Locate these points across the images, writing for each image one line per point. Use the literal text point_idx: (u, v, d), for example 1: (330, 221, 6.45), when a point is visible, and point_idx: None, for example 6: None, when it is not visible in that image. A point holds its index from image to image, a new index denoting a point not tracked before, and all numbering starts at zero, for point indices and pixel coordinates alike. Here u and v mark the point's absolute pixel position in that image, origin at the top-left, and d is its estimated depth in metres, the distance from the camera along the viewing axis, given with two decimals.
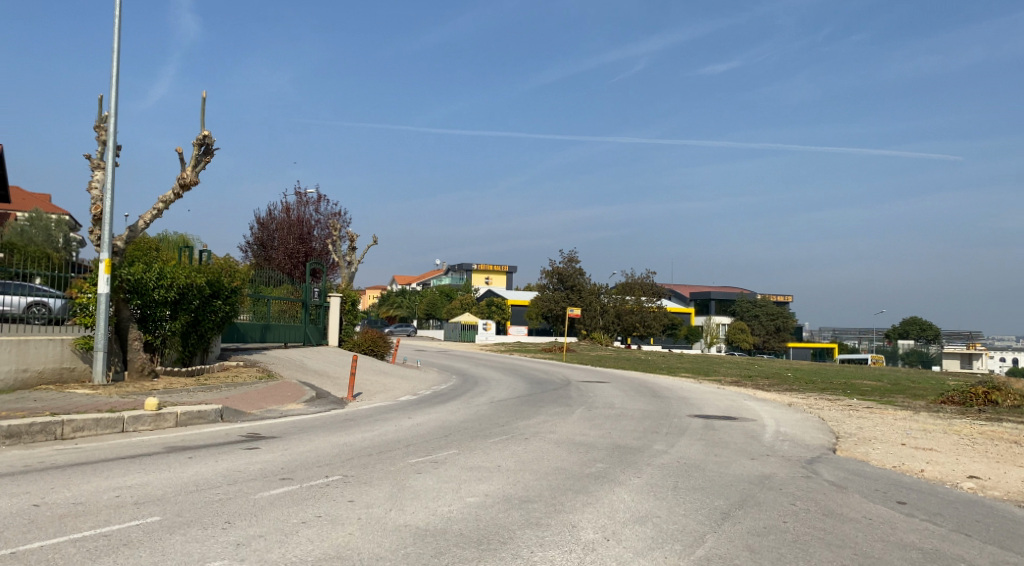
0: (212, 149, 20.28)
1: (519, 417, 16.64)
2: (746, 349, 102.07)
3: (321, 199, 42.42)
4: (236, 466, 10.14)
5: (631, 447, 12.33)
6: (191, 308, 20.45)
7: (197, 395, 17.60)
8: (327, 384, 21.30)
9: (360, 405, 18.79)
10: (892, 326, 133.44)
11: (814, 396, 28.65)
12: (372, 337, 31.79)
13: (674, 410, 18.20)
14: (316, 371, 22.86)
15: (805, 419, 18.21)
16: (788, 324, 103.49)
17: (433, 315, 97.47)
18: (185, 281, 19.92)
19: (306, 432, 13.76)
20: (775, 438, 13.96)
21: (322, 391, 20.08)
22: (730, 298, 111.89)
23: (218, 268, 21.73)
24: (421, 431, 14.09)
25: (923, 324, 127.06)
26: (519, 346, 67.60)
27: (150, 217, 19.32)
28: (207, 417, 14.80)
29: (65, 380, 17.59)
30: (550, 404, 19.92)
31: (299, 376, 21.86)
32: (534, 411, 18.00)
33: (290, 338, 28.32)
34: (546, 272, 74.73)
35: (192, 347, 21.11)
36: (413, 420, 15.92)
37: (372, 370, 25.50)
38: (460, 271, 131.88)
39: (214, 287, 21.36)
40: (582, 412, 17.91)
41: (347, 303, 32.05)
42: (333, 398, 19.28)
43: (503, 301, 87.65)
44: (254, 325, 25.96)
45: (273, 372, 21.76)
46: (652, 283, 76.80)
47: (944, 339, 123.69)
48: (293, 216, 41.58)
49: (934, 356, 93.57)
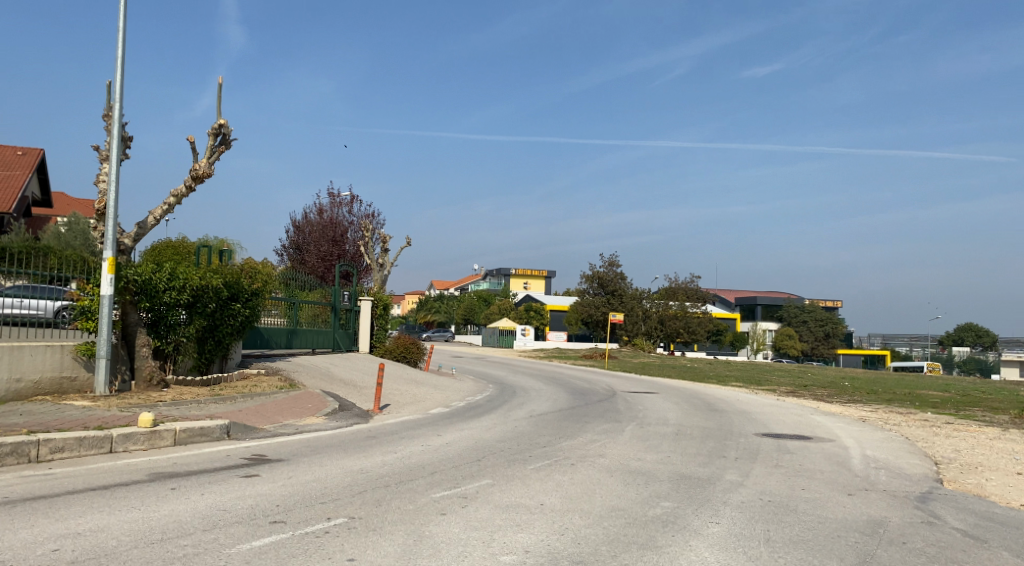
0: (230, 138, 18.63)
1: (563, 436, 14.68)
2: (794, 356, 98.94)
3: (355, 200, 40.86)
4: (222, 503, 8.34)
5: (699, 478, 10.35)
6: (207, 311, 18.83)
7: (208, 408, 15.91)
8: (353, 394, 19.54)
9: (386, 419, 16.96)
10: (946, 333, 129.08)
11: (885, 409, 26.30)
12: (405, 343, 29.99)
13: (739, 428, 16.11)
14: (342, 380, 21.13)
15: (888, 438, 16.06)
16: (837, 330, 100.31)
17: (472, 320, 95.68)
18: (200, 283, 18.30)
19: (319, 454, 11.95)
20: (867, 466, 11.87)
21: (347, 402, 18.31)
22: (776, 303, 108.67)
23: (238, 269, 20.09)
24: (451, 454, 12.19)
25: (978, 331, 122.65)
26: (559, 352, 65.54)
27: (160, 213, 17.74)
28: (211, 434, 13.10)
29: (65, 391, 16.02)
30: (599, 419, 17.87)
31: (323, 385, 20.15)
32: (579, 428, 16.00)
33: (317, 344, 26.58)
34: (586, 276, 72.61)
35: (209, 354, 19.48)
36: (442, 438, 14.01)
37: (404, 379, 23.71)
38: (499, 275, 130.32)
39: (233, 289, 19.71)
40: (634, 430, 15.86)
41: (380, 307, 30.24)
42: (358, 411, 17.47)
43: (543, 306, 85.62)
44: (280, 330, 24.30)
45: (295, 381, 20.04)
46: (697, 287, 74.48)
47: (1001, 346, 119.21)
48: (326, 217, 40.12)
49: (994, 363, 89.66)
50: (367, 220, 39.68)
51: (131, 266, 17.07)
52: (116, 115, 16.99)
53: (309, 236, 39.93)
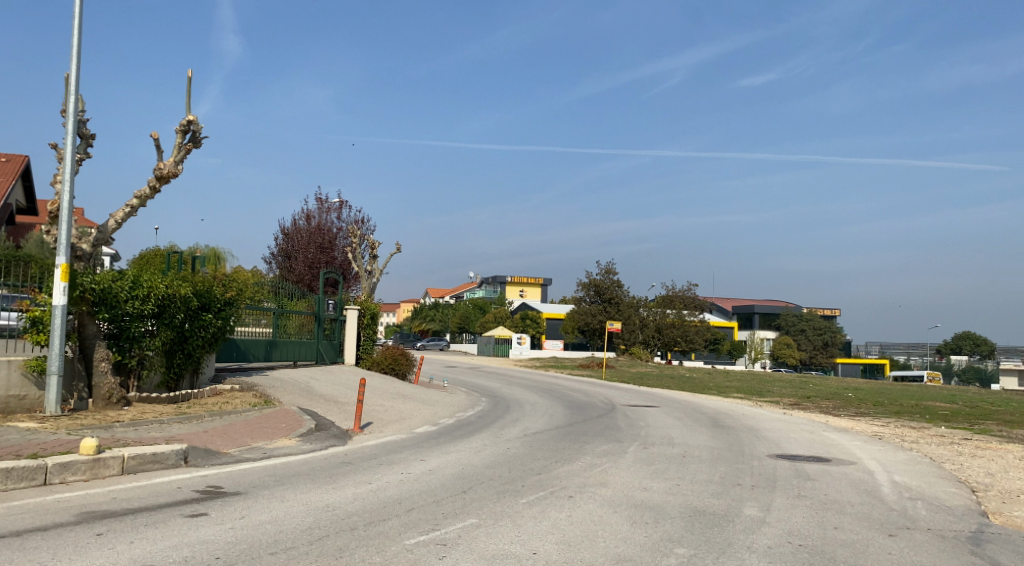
0: (200, 137, 17.31)
1: (558, 461, 13.28)
2: (792, 365, 97.64)
3: (344, 206, 39.59)
4: (150, 557, 6.96)
5: (715, 514, 8.99)
6: (175, 323, 17.46)
7: (169, 429, 14.52)
8: (332, 412, 18.13)
9: (366, 439, 15.54)
10: (944, 341, 127.94)
11: (897, 423, 24.94)
12: (393, 355, 28.55)
13: (751, 450, 14.74)
14: (323, 396, 19.70)
15: (913, 459, 14.69)
16: (836, 339, 98.95)
17: (466, 328, 94.25)
18: (166, 291, 16.93)
19: (283, 485, 10.55)
20: (901, 495, 10.53)
21: (325, 421, 16.89)
22: (774, 312, 107.33)
23: (209, 277, 18.68)
24: (433, 484, 10.80)
25: (976, 339, 121.44)
26: (554, 361, 64.14)
27: (122, 216, 16.37)
28: (165, 461, 11.72)
29: (12, 410, 14.78)
30: (598, 439, 16.44)
31: (302, 402, 18.74)
32: (577, 450, 14.62)
33: (300, 356, 25.15)
34: (581, 284, 71.35)
35: (179, 368, 18.09)
36: (426, 464, 12.59)
37: (390, 393, 22.30)
38: (494, 284, 128.83)
39: (204, 299, 18.34)
40: (637, 453, 14.45)
41: (367, 318, 28.81)
42: (336, 431, 16.05)
43: (538, 314, 84.26)
44: (258, 342, 22.86)
45: (272, 398, 18.61)
46: (694, 296, 73.05)
47: (1000, 355, 118.09)
48: (314, 224, 38.83)
49: (994, 372, 88.43)
50: (357, 227, 38.37)
51: (89, 273, 15.73)
52: (72, 109, 15.66)
53: (297, 244, 38.61)
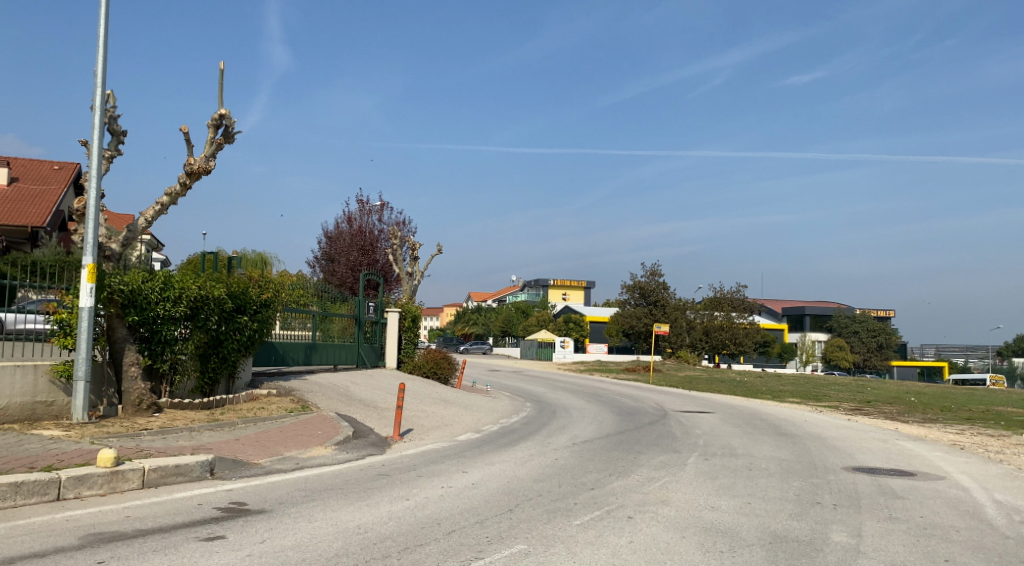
0: (233, 132, 16.55)
1: (613, 474, 12.18)
2: (846, 368, 94.92)
3: (385, 207, 38.84)
4: None
5: (799, 541, 7.84)
6: (209, 326, 16.67)
7: (199, 437, 13.72)
8: (371, 418, 17.24)
9: (406, 448, 14.60)
10: (1005, 343, 123.54)
11: (971, 430, 23.33)
12: (435, 358, 27.63)
13: (824, 463, 13.47)
14: (362, 401, 18.83)
15: (1005, 473, 13.33)
16: (892, 340, 96.02)
17: (509, 332, 93.28)
18: (199, 292, 16.16)
19: (312, 502, 9.63)
20: (1009, 518, 9.24)
21: (363, 428, 16.00)
22: (825, 313, 104.62)
23: (245, 278, 17.90)
24: (476, 502, 9.77)
25: None
26: (599, 365, 62.95)
27: (152, 214, 15.66)
28: (190, 474, 10.88)
29: (39, 418, 14.06)
30: (653, 449, 15.29)
31: (340, 407, 17.89)
32: (631, 462, 13.50)
33: (340, 360, 24.36)
34: (626, 286, 70.02)
35: (215, 373, 17.33)
36: (469, 477, 11.57)
37: (432, 398, 21.38)
38: (537, 287, 127.88)
39: (240, 300, 17.53)
40: (697, 466, 13.28)
41: (408, 320, 27.97)
42: (374, 439, 15.13)
43: (582, 317, 83.01)
44: (298, 345, 22.09)
45: (309, 403, 17.78)
46: (743, 298, 70.87)
47: None
48: (356, 225, 38.13)
49: None
50: (398, 228, 37.56)
51: (117, 274, 15.01)
52: (98, 104, 15.01)
53: (338, 246, 37.97)
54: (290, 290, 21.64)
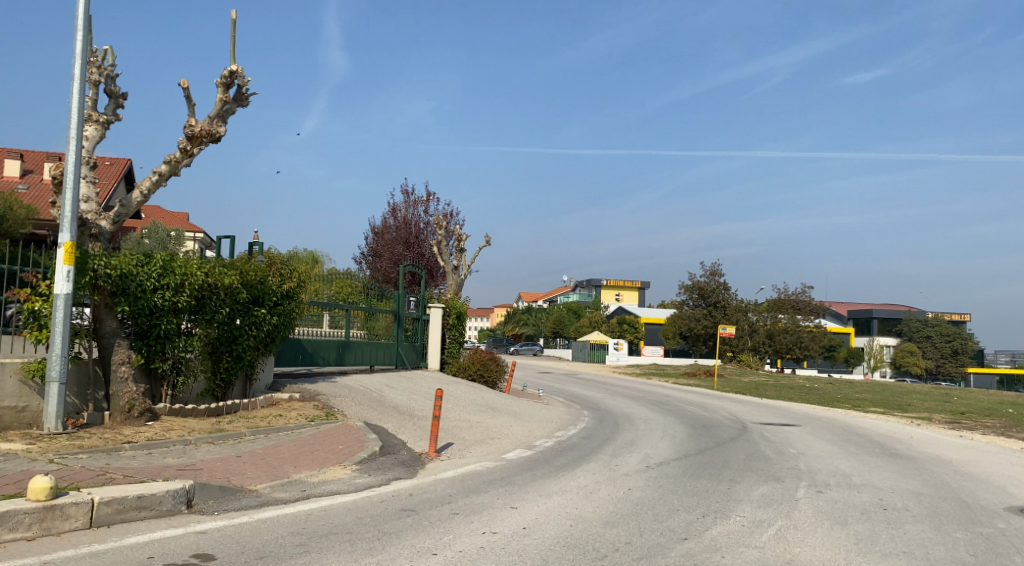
0: (246, 94, 14.12)
1: (708, 517, 9.41)
2: (917, 375, 90.12)
3: (431, 199, 36.32)
4: None
5: None
6: (218, 319, 13.88)
7: (192, 454, 10.79)
8: (405, 430, 14.61)
9: (442, 469, 11.91)
10: None
11: None
12: (483, 359, 24.95)
13: (985, 515, 10.51)
14: (396, 409, 16.23)
15: None
16: (966, 346, 91.09)
17: (561, 333, 90.36)
18: (205, 280, 13.42)
19: (307, 558, 7.03)
20: None
21: (394, 443, 13.35)
22: (894, 317, 99.84)
23: (264, 265, 15.08)
24: (534, 562, 7.11)
25: None
26: (656, 368, 59.74)
27: (150, 187, 13.16)
28: (157, 508, 8.25)
29: (8, 426, 11.67)
30: (747, 478, 12.38)
31: (370, 416, 15.27)
32: (728, 499, 10.69)
33: (377, 361, 21.80)
34: (684, 286, 66.73)
35: (229, 373, 14.43)
36: (521, 519, 8.84)
37: (479, 406, 18.69)
38: (590, 287, 124.83)
39: (257, 290, 14.66)
40: (815, 509, 10.36)
41: (453, 317, 25.36)
42: (406, 457, 12.47)
43: (636, 318, 79.80)
44: (329, 343, 19.45)
45: (335, 409, 15.17)
46: (808, 299, 67.35)
47: None
48: (400, 218, 35.68)
49: None
50: (446, 220, 34.97)
51: (102, 254, 12.37)
52: (79, 53, 12.35)
53: (382, 240, 35.58)
54: (318, 282, 19.01)
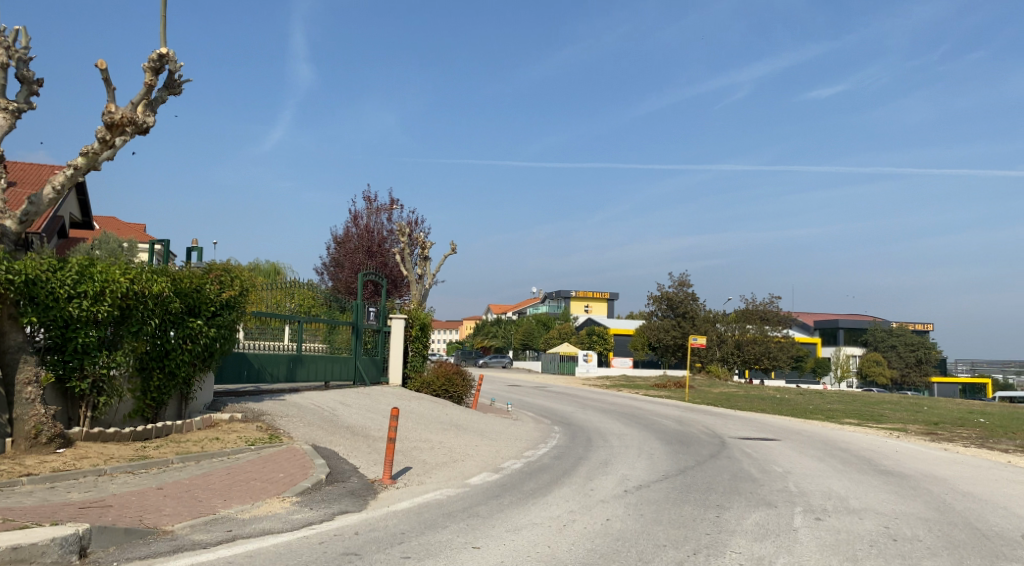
0: (178, 77, 12.52)
1: (701, 555, 8.15)
2: (883, 384, 89.99)
3: (394, 206, 34.93)
4: None
5: None
6: (147, 331, 12.38)
7: (104, 487, 9.22)
8: (358, 453, 13.21)
9: (397, 500, 10.55)
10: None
11: None
12: (447, 373, 23.56)
13: (1007, 548, 9.38)
14: (349, 429, 14.82)
15: None
16: (931, 355, 91.23)
17: (530, 345, 89.15)
18: (129, 287, 11.92)
19: None
20: None
21: (344, 469, 11.96)
22: (860, 327, 99.94)
23: (200, 272, 13.61)
24: None
25: None
26: (626, 380, 58.63)
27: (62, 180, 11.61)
28: (41, 560, 6.80)
29: None
30: (736, 503, 11.14)
31: (320, 438, 13.85)
32: (719, 532, 9.45)
33: (333, 376, 20.35)
34: (653, 297, 65.84)
35: (161, 392, 12.95)
36: (486, 562, 7.50)
37: (442, 424, 17.33)
38: (559, 299, 123.82)
39: (192, 300, 13.22)
40: (818, 542, 9.14)
41: (416, 328, 23.88)
42: (357, 485, 11.08)
43: (605, 330, 78.74)
44: (278, 358, 17.96)
45: (280, 431, 13.72)
46: (776, 309, 66.42)
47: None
48: (362, 226, 34.28)
49: None
50: (410, 228, 33.58)
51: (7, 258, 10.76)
52: None
53: (343, 249, 34.18)
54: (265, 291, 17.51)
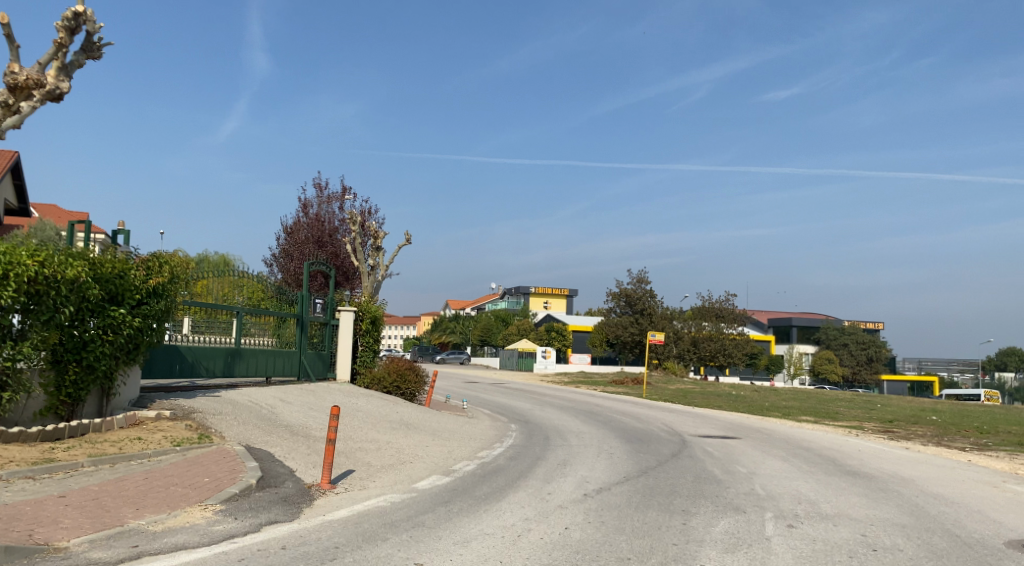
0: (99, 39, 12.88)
1: None
2: (835, 382, 90.78)
3: (347, 194, 33.74)
4: None
5: None
6: (60, 320, 11.24)
7: None
8: (297, 455, 12.22)
9: (335, 507, 9.59)
10: (985, 360, 121.77)
11: None
12: (399, 369, 22.56)
13: (995, 559, 8.70)
14: (289, 429, 13.80)
15: None
16: (881, 353, 92.26)
17: (488, 341, 88.32)
18: (37, 271, 10.79)
19: None
20: None
21: (279, 472, 10.97)
22: (813, 325, 100.82)
23: (121, 256, 12.46)
24: None
25: (1020, 355, 119.22)
26: (583, 376, 58.03)
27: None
28: None
29: None
30: (703, 508, 10.37)
31: (256, 438, 12.81)
32: (687, 542, 8.64)
33: (276, 372, 19.25)
34: (611, 293, 65.39)
35: (77, 387, 11.81)
36: None
37: (391, 423, 16.37)
38: (516, 295, 123.17)
39: (114, 286, 12.09)
40: (795, 553, 8.37)
41: (366, 322, 22.77)
42: (291, 491, 10.10)
43: (563, 326, 78.14)
44: (215, 351, 16.83)
45: (212, 431, 12.67)
46: (732, 307, 65.90)
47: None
48: (313, 215, 33.03)
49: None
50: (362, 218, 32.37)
51: None
52: None
53: (293, 239, 32.92)
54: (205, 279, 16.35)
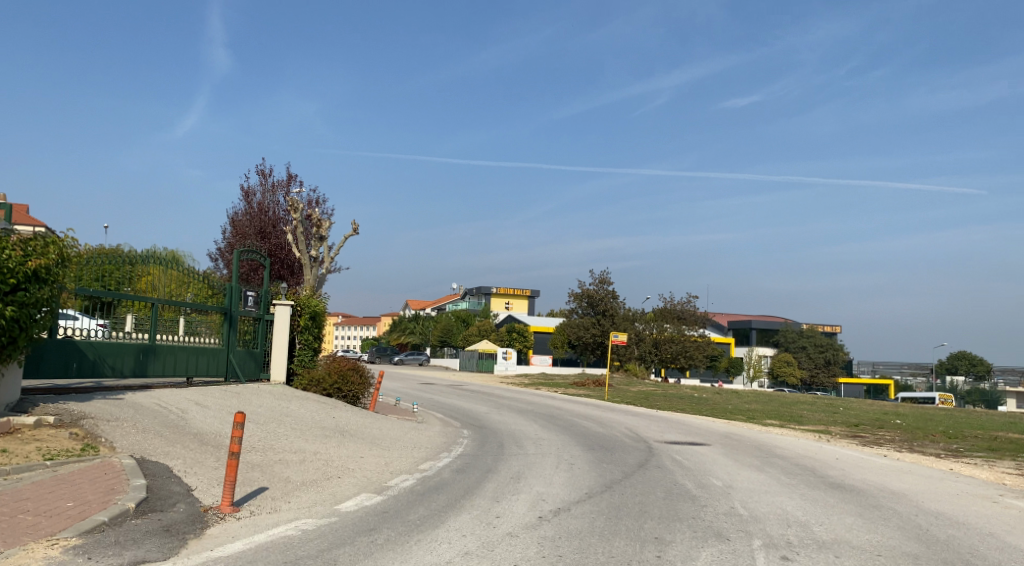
0: None
1: None
2: (794, 385, 90.33)
3: (292, 182, 31.70)
4: None
5: None
6: None
7: None
8: (200, 470, 10.32)
9: (229, 538, 7.74)
10: (940, 363, 122.62)
11: None
12: (341, 370, 20.66)
13: None
14: (198, 438, 11.88)
15: None
16: (839, 356, 92.05)
17: (448, 342, 86.44)
18: None
19: None
20: None
21: (171, 492, 9.10)
22: (773, 328, 100.44)
23: None
24: None
25: (973, 360, 120.26)
26: (543, 378, 56.40)
27: None
28: None
29: None
30: (678, 536, 8.69)
31: (155, 449, 10.89)
32: None
33: (199, 371, 17.27)
34: (572, 294, 63.92)
35: None
36: None
37: (323, 430, 14.48)
38: (477, 295, 121.44)
39: None
40: None
41: (305, 318, 20.80)
42: (180, 516, 8.24)
43: (524, 327, 76.43)
44: (121, 348, 14.88)
45: (102, 441, 10.75)
46: (694, 309, 65.00)
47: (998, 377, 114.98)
48: (255, 204, 30.97)
49: (1006, 394, 81.69)
50: (308, 207, 30.32)
51: None
52: None
53: (234, 228, 30.84)
54: (93, 267, 14.39)
